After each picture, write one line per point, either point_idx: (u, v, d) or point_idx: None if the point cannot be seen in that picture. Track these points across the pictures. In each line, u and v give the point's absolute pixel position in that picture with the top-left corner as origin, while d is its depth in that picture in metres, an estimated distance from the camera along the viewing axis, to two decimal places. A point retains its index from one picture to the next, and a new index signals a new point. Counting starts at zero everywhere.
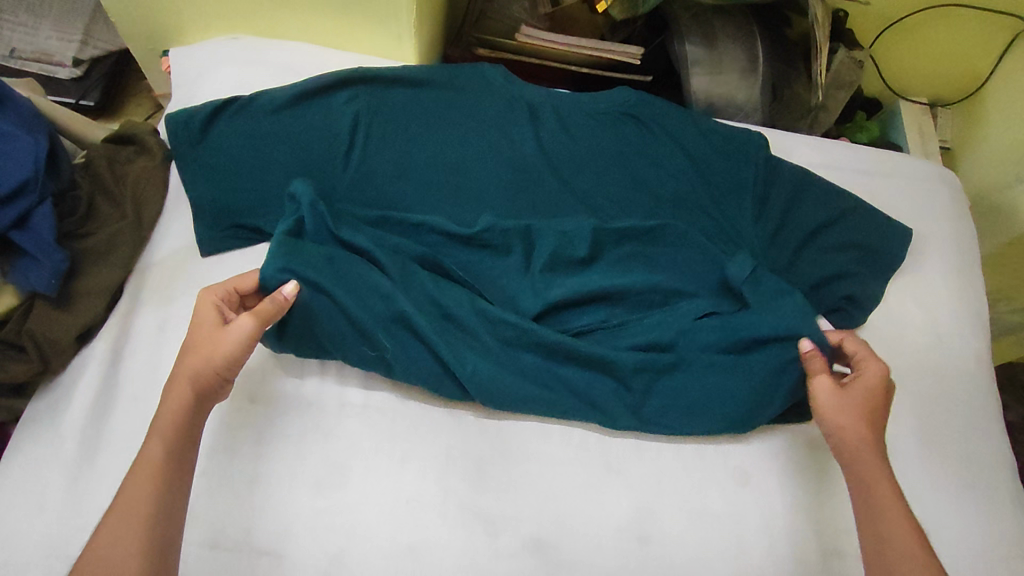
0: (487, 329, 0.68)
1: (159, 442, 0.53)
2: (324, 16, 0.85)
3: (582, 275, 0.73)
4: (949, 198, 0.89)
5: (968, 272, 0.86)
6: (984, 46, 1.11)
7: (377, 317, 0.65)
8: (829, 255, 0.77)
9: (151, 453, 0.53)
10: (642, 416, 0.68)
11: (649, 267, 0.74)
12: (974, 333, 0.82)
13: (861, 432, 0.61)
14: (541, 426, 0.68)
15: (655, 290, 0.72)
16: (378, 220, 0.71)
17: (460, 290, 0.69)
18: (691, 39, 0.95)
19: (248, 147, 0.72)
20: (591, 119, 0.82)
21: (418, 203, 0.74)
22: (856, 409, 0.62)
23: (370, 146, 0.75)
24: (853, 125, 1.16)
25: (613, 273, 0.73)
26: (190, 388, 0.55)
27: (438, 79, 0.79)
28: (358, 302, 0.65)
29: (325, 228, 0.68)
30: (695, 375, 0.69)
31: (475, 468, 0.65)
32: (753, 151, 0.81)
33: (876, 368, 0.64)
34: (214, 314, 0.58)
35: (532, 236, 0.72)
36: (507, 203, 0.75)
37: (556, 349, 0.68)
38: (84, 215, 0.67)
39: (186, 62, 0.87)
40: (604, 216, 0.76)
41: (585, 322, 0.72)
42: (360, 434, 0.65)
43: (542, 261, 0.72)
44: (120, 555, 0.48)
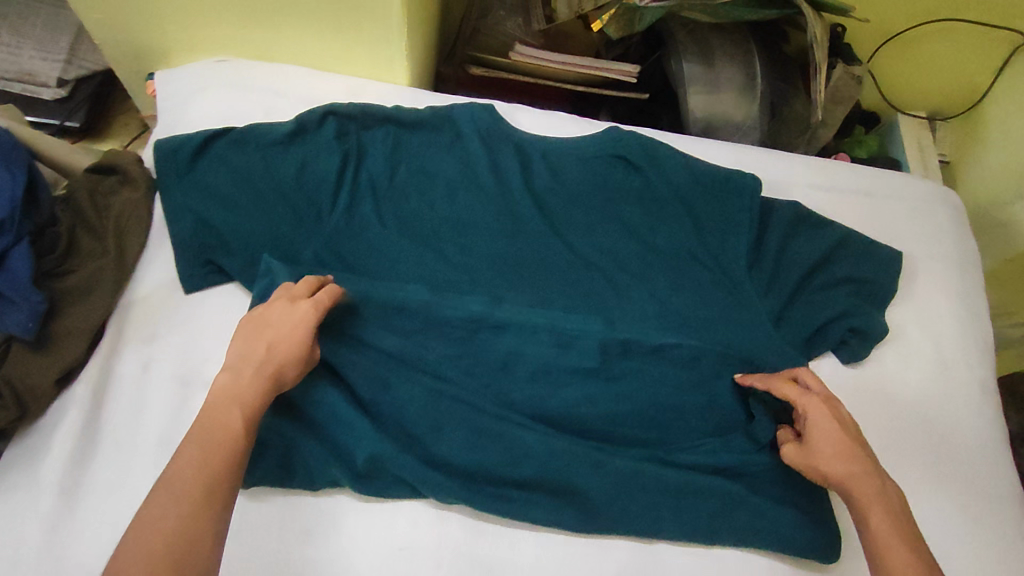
0: (477, 437, 0.67)
1: (239, 410, 0.54)
2: (312, 39, 0.83)
3: (569, 382, 0.71)
4: (952, 221, 0.88)
5: (973, 297, 0.84)
6: (981, 61, 1.09)
7: (362, 429, 0.65)
8: (824, 295, 0.77)
9: (230, 420, 0.53)
10: (650, 524, 0.66)
11: (620, 362, 0.71)
12: (980, 363, 0.81)
13: (846, 466, 0.62)
14: (533, 530, 0.65)
15: (640, 381, 0.71)
16: (348, 307, 0.69)
17: (442, 396, 0.68)
18: (688, 58, 0.93)
19: (237, 182, 0.72)
20: (582, 164, 0.81)
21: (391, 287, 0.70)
22: (832, 449, 0.63)
23: (358, 189, 0.76)
24: (851, 139, 1.14)
25: (581, 379, 0.71)
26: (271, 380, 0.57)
27: (428, 120, 0.80)
28: (331, 416, 0.65)
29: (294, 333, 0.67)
30: (645, 486, 0.67)
31: (470, 519, 0.65)
32: (747, 195, 0.79)
33: (816, 403, 0.65)
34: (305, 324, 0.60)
35: (501, 328, 0.70)
36: (485, 283, 0.73)
37: (552, 460, 0.66)
38: (64, 252, 0.65)
39: (171, 84, 0.84)
40: (580, 307, 0.73)
41: (578, 418, 0.70)
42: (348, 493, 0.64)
43: (506, 360, 0.70)
44: (179, 522, 0.46)
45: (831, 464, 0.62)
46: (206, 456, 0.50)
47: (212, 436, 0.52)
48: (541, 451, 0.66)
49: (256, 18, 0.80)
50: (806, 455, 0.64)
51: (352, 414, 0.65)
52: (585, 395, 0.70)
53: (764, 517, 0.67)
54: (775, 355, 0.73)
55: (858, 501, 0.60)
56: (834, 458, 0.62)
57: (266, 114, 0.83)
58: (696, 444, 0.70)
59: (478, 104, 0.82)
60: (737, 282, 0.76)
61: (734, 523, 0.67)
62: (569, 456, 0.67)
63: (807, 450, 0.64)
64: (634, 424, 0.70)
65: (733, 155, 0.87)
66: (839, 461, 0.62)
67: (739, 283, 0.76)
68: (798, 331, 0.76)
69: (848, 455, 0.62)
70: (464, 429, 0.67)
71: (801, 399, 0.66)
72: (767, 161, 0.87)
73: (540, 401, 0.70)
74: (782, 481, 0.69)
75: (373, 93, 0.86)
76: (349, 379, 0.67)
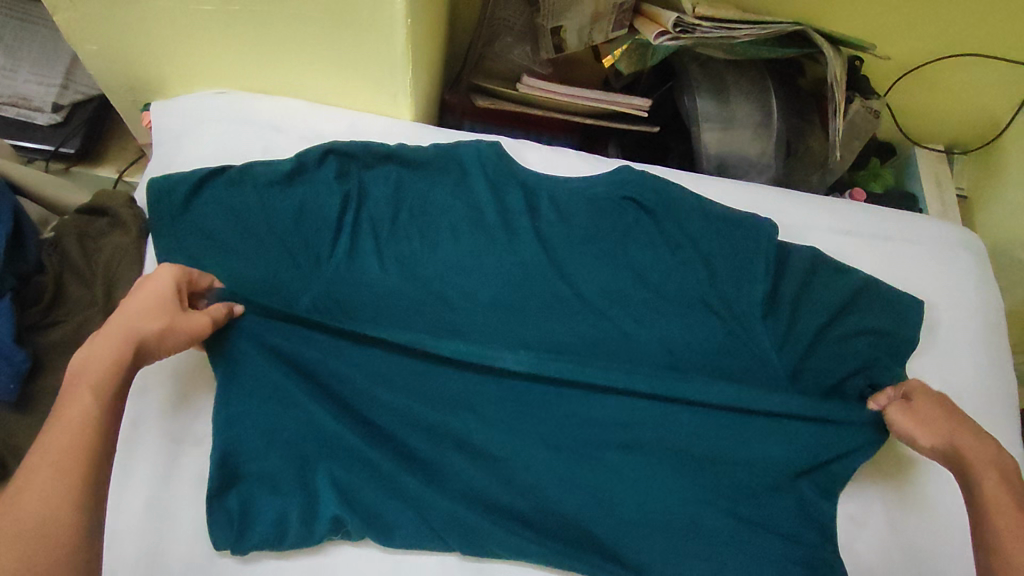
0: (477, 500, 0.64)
1: (89, 394, 0.49)
2: (315, 72, 0.80)
3: (581, 441, 0.68)
4: (975, 268, 0.84)
5: (997, 347, 0.81)
6: (1001, 95, 1.07)
7: (365, 480, 0.63)
8: (841, 345, 0.74)
9: (83, 405, 0.49)
10: None
11: (632, 426, 0.68)
12: (1006, 417, 0.77)
13: (959, 435, 0.62)
14: None
15: (655, 437, 0.68)
16: (350, 354, 0.67)
17: (448, 446, 0.66)
18: (703, 94, 0.91)
19: (235, 226, 0.70)
20: (590, 205, 0.78)
21: (391, 338, 0.67)
22: (944, 420, 0.64)
23: (360, 232, 0.73)
24: (865, 172, 1.11)
25: (586, 444, 0.68)
26: (128, 344, 0.53)
27: (431, 159, 0.77)
28: (322, 472, 0.62)
29: (295, 386, 0.64)
30: (654, 546, 0.64)
31: None
32: (762, 241, 0.77)
33: (921, 384, 0.67)
34: (172, 297, 0.57)
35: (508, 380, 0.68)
36: (491, 334, 0.70)
37: (558, 516, 0.65)
38: (49, 303, 0.62)
39: (168, 116, 0.81)
40: (593, 364, 0.69)
41: (588, 470, 0.67)
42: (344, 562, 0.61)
43: (514, 409, 0.68)
44: (35, 509, 0.44)
45: (945, 429, 0.63)
46: (61, 444, 0.47)
47: (64, 419, 0.48)
48: (548, 509, 0.65)
49: (255, 51, 0.77)
50: (911, 421, 0.65)
51: (354, 470, 0.63)
52: (593, 456, 0.67)
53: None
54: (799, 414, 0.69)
55: (971, 467, 0.60)
56: (943, 425, 0.63)
57: (264, 151, 0.80)
58: (713, 511, 0.66)
59: (483, 141, 0.79)
60: (752, 334, 0.73)
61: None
62: (576, 515, 0.65)
63: (912, 417, 0.65)
64: (650, 489, 0.66)
65: (747, 197, 0.84)
66: (950, 430, 0.63)
67: (754, 335, 0.72)
68: (816, 384, 0.73)
69: (961, 427, 0.63)
70: (467, 493, 0.64)
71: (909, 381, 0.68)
72: (784, 203, 0.84)
73: (551, 463, 0.66)
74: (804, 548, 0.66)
75: (376, 129, 0.83)
76: (342, 441, 0.64)
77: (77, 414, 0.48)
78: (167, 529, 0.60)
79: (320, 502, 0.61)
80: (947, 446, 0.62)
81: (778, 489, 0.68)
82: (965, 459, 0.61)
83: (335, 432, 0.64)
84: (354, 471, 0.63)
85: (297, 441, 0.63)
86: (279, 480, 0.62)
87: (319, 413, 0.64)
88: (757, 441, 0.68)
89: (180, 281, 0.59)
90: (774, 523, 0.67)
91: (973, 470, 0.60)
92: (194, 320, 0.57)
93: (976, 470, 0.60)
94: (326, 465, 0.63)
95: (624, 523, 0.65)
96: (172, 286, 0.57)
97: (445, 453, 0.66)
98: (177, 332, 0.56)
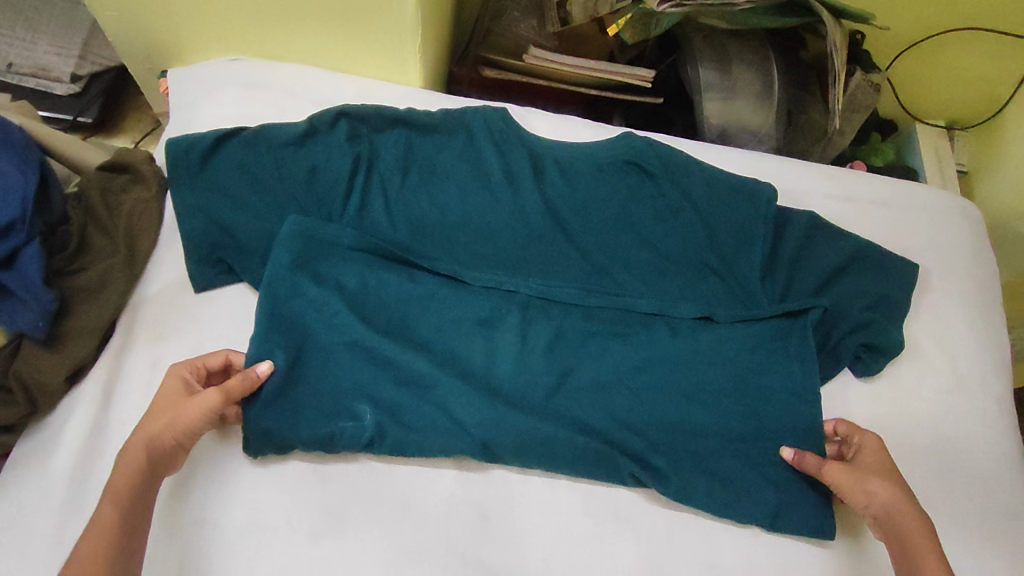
0: (490, 431, 0.64)
1: (110, 504, 0.53)
2: (326, 38, 0.82)
3: (584, 386, 0.69)
4: (969, 233, 0.86)
5: (990, 310, 0.83)
6: (1003, 69, 1.08)
7: (375, 415, 0.64)
8: (844, 304, 0.75)
9: (103, 513, 0.53)
10: (657, 529, 0.66)
11: (639, 376, 0.70)
12: (997, 376, 0.79)
13: (893, 492, 0.61)
14: (546, 522, 0.65)
15: (656, 384, 0.69)
16: (355, 300, 0.70)
17: (457, 384, 0.66)
18: (705, 64, 0.93)
19: (249, 184, 0.72)
20: (594, 169, 0.80)
21: (407, 292, 0.71)
22: (876, 474, 0.62)
23: (372, 190, 0.75)
24: (867, 147, 1.12)
25: (591, 394, 0.68)
26: (145, 449, 0.56)
27: (439, 123, 0.79)
28: (336, 407, 0.65)
29: (313, 335, 0.67)
30: (662, 484, 0.65)
31: (478, 520, 0.64)
32: (761, 205, 0.78)
33: (871, 437, 0.66)
34: (180, 387, 0.60)
35: (516, 330, 0.70)
36: (501, 288, 0.72)
37: (569, 455, 0.65)
38: (75, 250, 0.65)
39: (184, 81, 0.84)
40: (596, 318, 0.72)
41: (592, 412, 0.67)
42: (360, 483, 0.64)
43: (520, 354, 0.69)
44: None
45: (887, 485, 0.61)
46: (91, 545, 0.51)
47: (90, 524, 0.52)
48: (554, 456, 0.65)
49: (269, 16, 0.79)
50: (849, 477, 0.62)
51: (367, 407, 0.65)
52: (597, 400, 0.68)
53: (778, 524, 0.66)
54: (791, 368, 0.71)
55: (906, 535, 0.59)
56: (885, 482, 0.62)
57: (277, 114, 0.83)
58: (718, 458, 0.67)
59: (490, 107, 0.81)
60: (751, 292, 0.75)
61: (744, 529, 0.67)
62: (590, 453, 0.65)
63: (851, 472, 0.63)
64: (653, 439, 0.67)
65: (748, 163, 0.85)
66: (879, 484, 0.61)
67: (750, 294, 0.75)
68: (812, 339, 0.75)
69: (893, 484, 0.61)
70: (476, 438, 0.64)
71: (857, 432, 0.67)
72: (785, 170, 0.86)
73: (561, 408, 0.67)
74: (805, 494, 0.67)
75: (387, 95, 0.85)
76: (354, 385, 0.66)
77: (100, 521, 0.52)
78: (187, 466, 0.63)
79: (334, 441, 0.63)
80: (877, 503, 0.61)
81: (781, 440, 0.69)
82: (898, 523, 0.60)
83: (348, 369, 0.66)
84: (367, 405, 0.65)
85: (315, 377, 0.66)
86: (299, 412, 0.64)
87: (330, 361, 0.67)
88: (757, 393, 0.70)
89: (190, 371, 0.62)
90: (779, 470, 0.68)
91: (915, 540, 0.59)
92: (197, 399, 0.58)
93: (915, 538, 0.59)
94: (341, 399, 0.65)
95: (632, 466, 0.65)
96: (183, 376, 0.61)
97: (453, 399, 0.66)
98: (183, 419, 0.57)
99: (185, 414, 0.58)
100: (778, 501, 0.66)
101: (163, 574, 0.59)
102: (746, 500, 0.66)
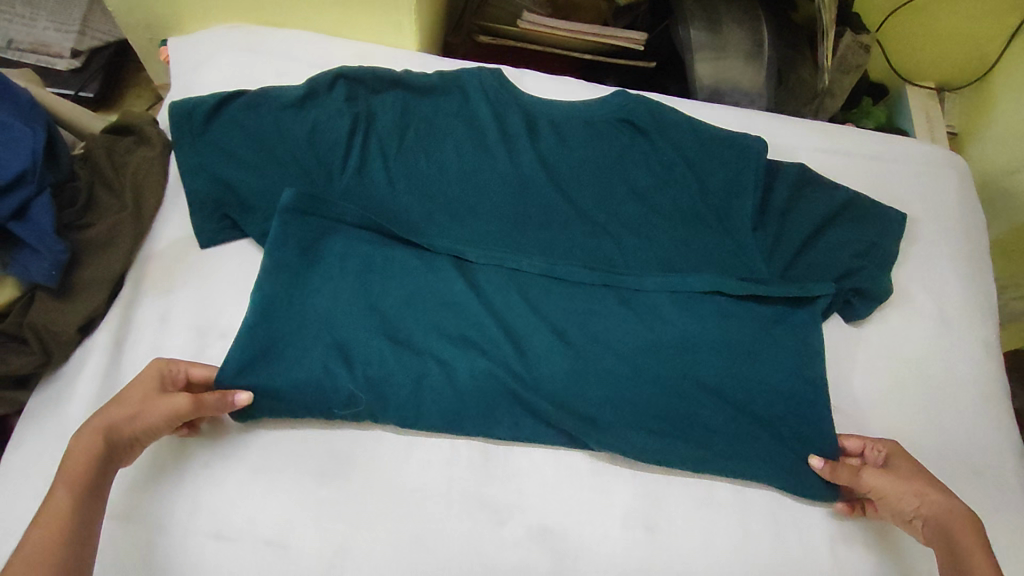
0: (503, 393, 0.66)
1: (66, 490, 0.53)
2: (323, 4, 0.84)
3: (593, 346, 0.69)
4: (958, 183, 0.88)
5: (976, 258, 0.85)
6: (993, 28, 1.09)
7: (388, 381, 0.65)
8: (833, 253, 0.77)
9: (58, 501, 0.52)
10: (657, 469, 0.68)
11: (641, 333, 0.70)
12: (983, 321, 0.81)
13: (940, 495, 0.62)
14: (548, 468, 0.67)
15: (658, 336, 0.70)
16: (356, 268, 0.70)
17: (466, 351, 0.67)
18: (696, 24, 0.96)
19: (250, 143, 0.73)
20: (586, 127, 0.81)
21: (409, 269, 0.71)
22: (919, 479, 0.63)
23: (371, 145, 0.76)
24: (858, 111, 1.14)
25: (588, 369, 0.68)
26: (103, 440, 0.55)
27: (434, 85, 0.80)
28: (346, 374, 0.64)
29: (314, 322, 0.66)
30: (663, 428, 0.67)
31: (481, 459, 0.66)
32: (752, 159, 0.79)
33: (894, 445, 0.67)
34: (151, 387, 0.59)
35: (518, 302, 0.70)
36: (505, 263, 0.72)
37: (579, 414, 0.66)
38: (83, 206, 0.67)
39: (184, 49, 0.85)
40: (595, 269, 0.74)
41: (599, 369, 0.68)
42: (371, 442, 0.66)
43: (526, 315, 0.70)
44: None
45: (928, 488, 0.62)
46: (43, 533, 0.50)
47: (41, 515, 0.51)
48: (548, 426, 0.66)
49: None
50: (891, 482, 0.62)
51: (381, 376, 0.65)
52: (606, 359, 0.69)
53: (776, 464, 0.67)
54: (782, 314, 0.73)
55: (955, 536, 0.59)
56: (924, 485, 0.62)
57: (277, 77, 0.84)
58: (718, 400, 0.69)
59: (484, 68, 0.82)
60: (742, 242, 0.75)
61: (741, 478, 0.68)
62: (593, 405, 0.67)
63: (886, 477, 0.63)
64: (649, 405, 0.67)
65: (739, 121, 0.87)
66: (926, 486, 0.62)
67: (740, 242, 0.75)
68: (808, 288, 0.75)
69: (936, 487, 0.62)
70: (488, 402, 0.66)
71: (879, 441, 0.68)
72: (775, 127, 0.88)
73: (556, 382, 0.67)
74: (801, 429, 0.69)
75: (384, 57, 0.87)
76: (348, 366, 0.65)
77: (55, 511, 0.52)
78: None
79: (345, 403, 0.64)
80: (927, 505, 0.61)
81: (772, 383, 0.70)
82: (951, 524, 0.60)
83: (355, 339, 0.66)
84: (377, 375, 0.65)
85: (320, 348, 0.65)
86: (311, 381, 0.64)
87: (334, 332, 0.66)
88: (750, 338, 0.72)
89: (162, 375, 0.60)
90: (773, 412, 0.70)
91: (966, 539, 0.59)
92: (164, 402, 0.57)
93: (966, 540, 0.59)
94: (347, 368, 0.65)
95: (631, 412, 0.67)
96: (155, 379, 0.59)
97: (448, 374, 0.66)
98: (148, 419, 0.57)
99: (150, 415, 0.57)
100: (773, 444, 0.68)
101: (177, 510, 0.61)
102: (744, 437, 0.68)
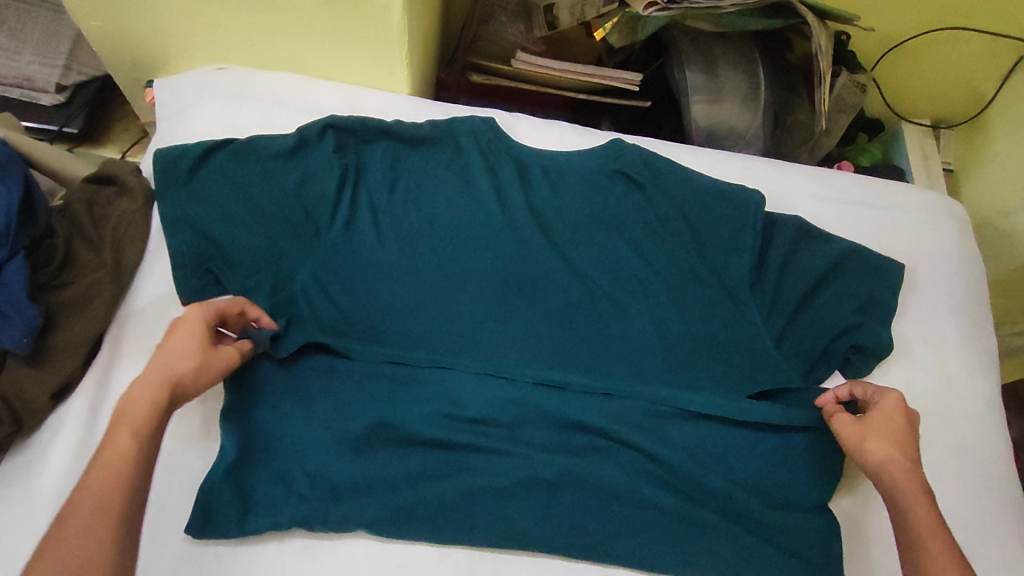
0: (488, 502, 0.64)
1: (129, 434, 0.50)
2: (314, 47, 0.82)
3: (581, 439, 0.67)
4: (956, 232, 0.87)
5: (976, 311, 0.83)
6: (988, 68, 1.09)
7: (371, 493, 0.63)
8: (833, 308, 0.75)
9: (119, 444, 0.49)
10: (658, 550, 0.64)
11: (636, 403, 0.68)
12: (985, 376, 0.80)
13: (893, 453, 0.60)
14: (539, 559, 0.63)
15: (655, 403, 0.69)
16: (333, 368, 0.67)
17: (448, 459, 0.65)
18: (692, 67, 0.94)
19: (235, 195, 0.71)
20: (580, 177, 0.79)
21: (377, 380, 0.67)
22: (885, 435, 0.61)
23: (361, 195, 0.74)
24: (853, 147, 1.13)
25: (567, 482, 0.65)
26: (166, 391, 0.53)
27: (424, 133, 0.77)
28: (328, 491, 0.62)
29: (288, 442, 0.64)
30: (657, 500, 0.65)
31: (469, 554, 0.63)
32: (750, 212, 0.77)
33: (894, 398, 0.64)
34: (201, 333, 0.57)
35: (504, 398, 0.67)
36: (488, 344, 0.70)
37: (571, 521, 0.64)
38: (60, 264, 0.65)
39: (169, 93, 0.83)
40: (585, 350, 0.71)
41: (590, 467, 0.66)
42: (351, 548, 0.61)
43: (514, 412, 0.67)
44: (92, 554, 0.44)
45: (891, 445, 0.61)
46: (99, 479, 0.47)
47: (98, 460, 0.48)
48: (525, 543, 0.63)
49: (255, 23, 0.78)
50: (851, 431, 0.63)
51: (362, 492, 0.63)
52: (596, 452, 0.67)
53: (771, 530, 0.66)
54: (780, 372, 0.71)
55: (893, 487, 0.59)
56: (890, 442, 0.61)
57: (264, 123, 0.82)
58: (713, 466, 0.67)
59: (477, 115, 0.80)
60: (740, 299, 0.74)
61: (745, 562, 0.64)
62: (583, 496, 0.65)
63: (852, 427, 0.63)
64: (629, 513, 0.64)
65: (735, 167, 0.85)
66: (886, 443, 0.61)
67: (737, 298, 0.74)
68: (806, 344, 0.74)
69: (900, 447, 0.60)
70: (476, 506, 0.63)
71: (880, 391, 0.65)
72: (773, 174, 0.86)
73: (541, 488, 0.65)
74: (797, 492, 0.68)
75: (375, 102, 0.85)
76: (309, 493, 0.61)
77: (116, 459, 0.48)
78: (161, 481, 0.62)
79: (316, 520, 0.60)
80: (880, 458, 0.60)
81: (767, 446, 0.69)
82: (895, 484, 0.59)
83: (335, 445, 0.64)
84: (358, 483, 0.63)
85: (298, 461, 0.63)
86: (286, 496, 0.61)
87: (310, 440, 0.64)
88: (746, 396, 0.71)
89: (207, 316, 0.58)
90: (771, 475, 0.68)
91: (906, 496, 0.58)
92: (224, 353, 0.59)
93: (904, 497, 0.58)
94: (329, 482, 0.62)
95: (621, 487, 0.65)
96: (202, 322, 0.57)
97: (419, 497, 0.63)
98: (209, 368, 0.57)
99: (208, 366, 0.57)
100: (768, 513, 0.66)
101: None
102: (739, 501, 0.66)
